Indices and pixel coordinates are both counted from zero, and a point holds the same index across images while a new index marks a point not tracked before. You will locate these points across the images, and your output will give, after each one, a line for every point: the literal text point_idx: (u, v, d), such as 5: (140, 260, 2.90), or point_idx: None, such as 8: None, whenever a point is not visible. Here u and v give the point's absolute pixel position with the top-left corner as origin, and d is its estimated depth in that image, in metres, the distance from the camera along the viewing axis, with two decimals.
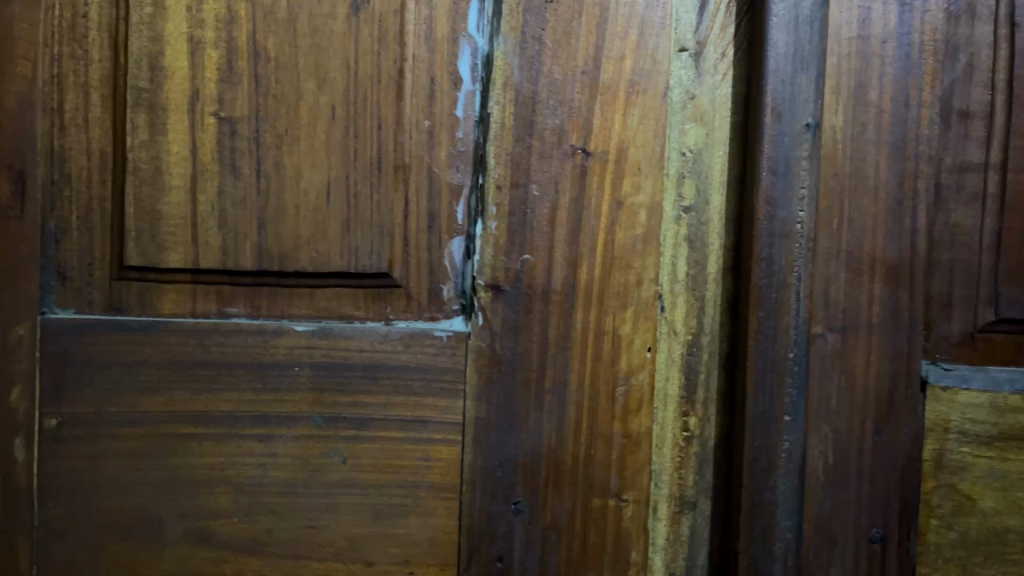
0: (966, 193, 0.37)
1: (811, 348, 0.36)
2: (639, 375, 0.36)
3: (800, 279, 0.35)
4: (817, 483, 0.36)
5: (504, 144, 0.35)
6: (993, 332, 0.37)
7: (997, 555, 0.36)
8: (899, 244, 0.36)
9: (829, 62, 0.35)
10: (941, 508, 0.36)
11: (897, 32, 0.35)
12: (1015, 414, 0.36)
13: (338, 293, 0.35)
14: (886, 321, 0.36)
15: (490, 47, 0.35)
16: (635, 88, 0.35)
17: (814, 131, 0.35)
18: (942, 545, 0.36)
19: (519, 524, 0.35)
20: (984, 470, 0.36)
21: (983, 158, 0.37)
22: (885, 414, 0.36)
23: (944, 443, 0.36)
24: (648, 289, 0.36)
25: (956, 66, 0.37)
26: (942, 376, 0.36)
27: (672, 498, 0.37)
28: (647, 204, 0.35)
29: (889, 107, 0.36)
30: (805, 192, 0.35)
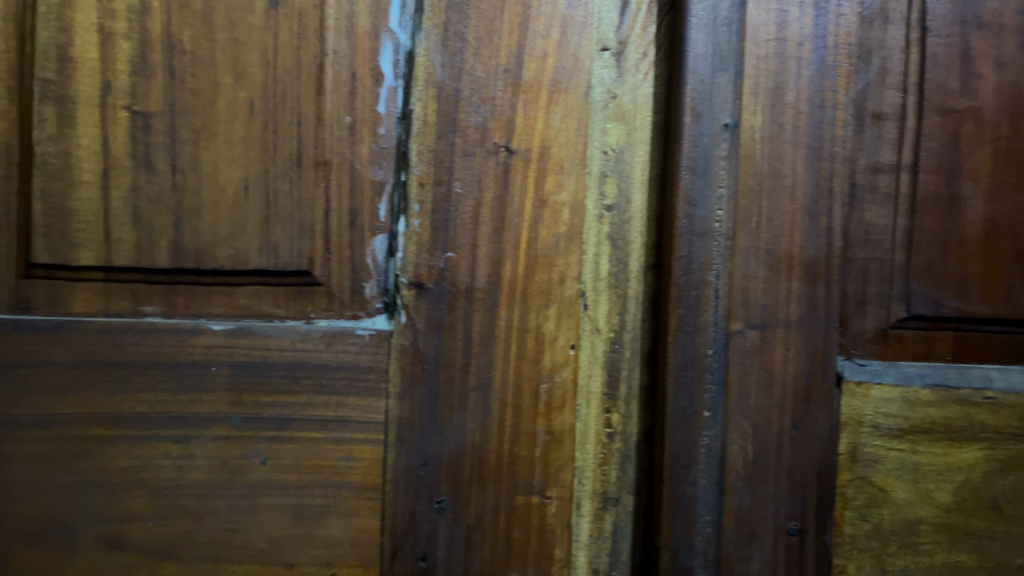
0: (879, 192, 0.38)
1: (730, 344, 0.36)
2: (562, 373, 0.36)
3: (719, 276, 0.36)
4: (737, 477, 0.36)
5: (427, 141, 0.35)
6: (904, 328, 0.38)
7: (908, 544, 0.37)
8: (816, 242, 0.37)
9: (747, 63, 0.36)
10: (856, 500, 0.37)
11: (813, 35, 0.36)
12: (925, 408, 0.37)
13: (257, 291, 0.35)
14: (803, 317, 0.37)
15: (412, 44, 0.35)
16: (557, 87, 0.35)
17: (732, 131, 0.36)
18: (857, 535, 0.37)
19: (443, 523, 0.35)
20: (897, 462, 0.37)
21: (895, 159, 0.38)
22: (802, 409, 0.37)
23: (858, 436, 0.37)
24: (571, 287, 0.36)
25: (869, 69, 0.38)
26: (855, 371, 0.37)
27: (596, 494, 0.37)
28: (569, 202, 0.36)
29: (806, 108, 0.36)
30: (724, 191, 0.36)
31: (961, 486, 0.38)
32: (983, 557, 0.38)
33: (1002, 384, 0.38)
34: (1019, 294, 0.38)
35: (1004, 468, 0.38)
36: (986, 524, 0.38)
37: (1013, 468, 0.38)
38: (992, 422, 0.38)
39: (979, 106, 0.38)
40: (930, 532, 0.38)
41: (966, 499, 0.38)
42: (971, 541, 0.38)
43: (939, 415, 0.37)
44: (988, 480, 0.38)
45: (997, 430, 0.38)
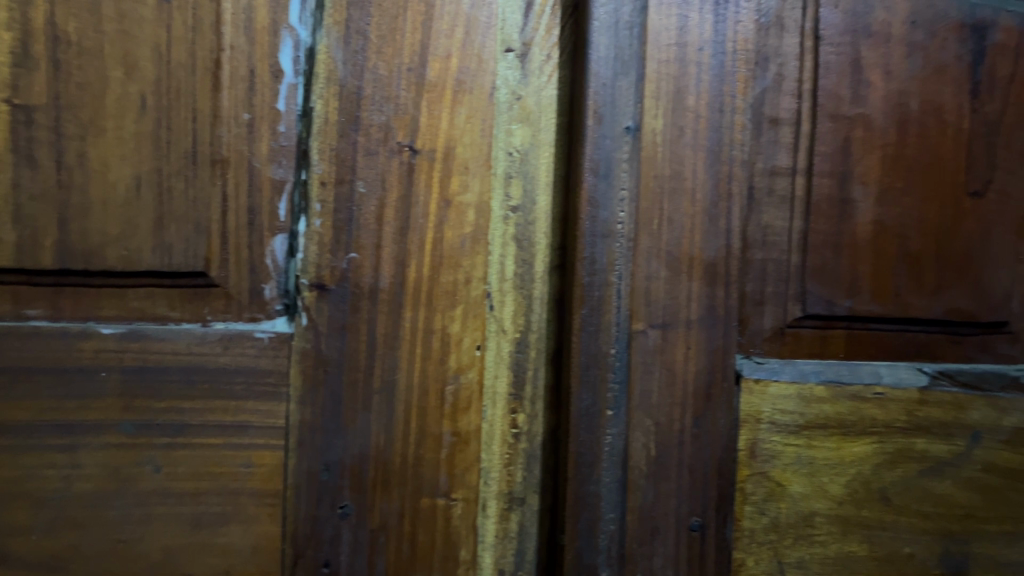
0: (776, 195, 0.39)
1: (632, 344, 0.37)
2: (467, 374, 0.36)
3: (621, 277, 0.37)
4: (640, 475, 0.37)
5: (328, 139, 0.34)
6: (800, 327, 0.39)
7: (804, 537, 0.39)
8: (715, 244, 0.38)
9: (648, 67, 0.36)
10: (755, 495, 0.38)
11: (712, 41, 0.37)
12: (819, 404, 0.39)
13: (150, 293, 0.34)
14: (702, 317, 0.38)
15: (313, 41, 0.34)
16: (461, 87, 0.35)
17: (634, 134, 0.37)
18: (755, 529, 0.38)
19: (347, 528, 0.34)
20: (793, 457, 0.39)
21: (791, 163, 0.39)
22: (702, 406, 0.38)
23: (757, 432, 0.38)
24: (476, 288, 0.36)
25: (766, 75, 0.39)
26: (754, 369, 0.39)
27: (501, 495, 0.37)
28: (474, 202, 0.36)
29: (705, 113, 0.37)
30: (626, 194, 0.37)
31: (854, 479, 0.39)
32: (874, 547, 0.40)
33: (890, 380, 0.40)
34: (905, 293, 0.40)
35: (892, 461, 0.40)
36: (876, 515, 0.40)
37: (901, 460, 0.40)
38: (881, 417, 0.40)
39: (868, 112, 0.39)
40: (824, 524, 0.39)
41: (858, 491, 0.39)
42: (862, 531, 0.40)
43: (832, 411, 0.39)
44: (877, 472, 0.40)
45: (886, 424, 0.40)
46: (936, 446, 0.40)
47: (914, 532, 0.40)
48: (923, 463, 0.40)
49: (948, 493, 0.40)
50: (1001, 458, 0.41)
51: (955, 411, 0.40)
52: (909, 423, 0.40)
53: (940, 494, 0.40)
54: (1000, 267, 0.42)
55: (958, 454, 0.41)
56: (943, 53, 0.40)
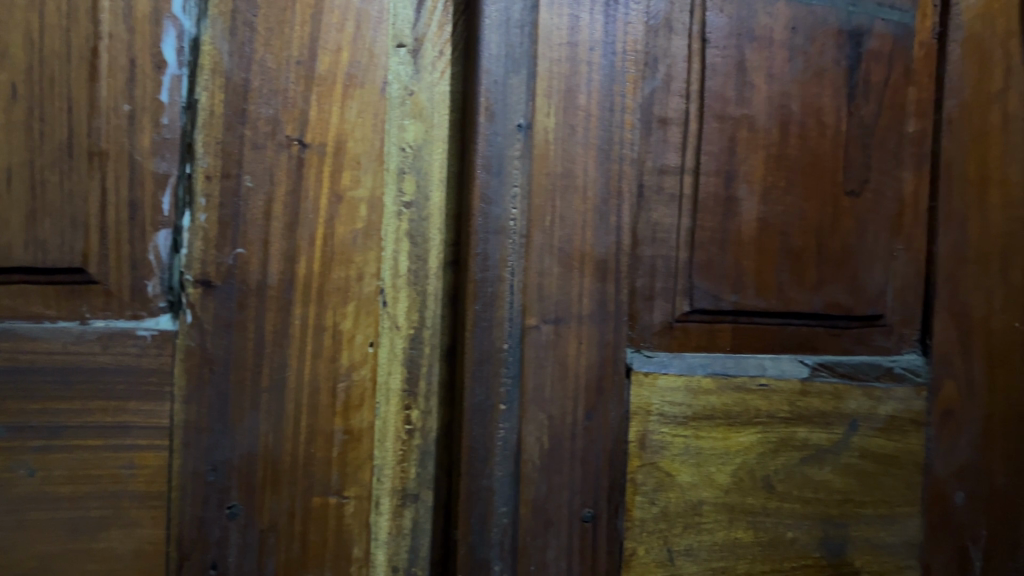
0: (665, 193, 0.40)
1: (525, 339, 0.37)
2: (360, 371, 0.36)
3: (514, 273, 0.37)
4: (533, 468, 0.37)
5: (214, 133, 0.33)
6: (688, 322, 0.41)
7: (692, 524, 0.40)
8: (606, 240, 0.39)
9: (540, 66, 0.37)
10: (645, 485, 0.39)
11: (603, 41, 0.38)
12: (706, 395, 0.40)
13: (23, 290, 0.32)
14: (594, 312, 0.38)
15: (197, 30, 0.33)
16: (352, 81, 0.35)
17: (526, 132, 0.37)
18: (646, 519, 0.39)
19: (235, 529, 0.34)
20: (682, 447, 0.40)
21: (679, 162, 0.40)
22: (594, 399, 0.38)
23: (647, 424, 0.39)
24: (369, 284, 0.36)
25: (655, 76, 0.40)
26: (643, 362, 0.40)
27: (395, 491, 0.37)
28: (366, 198, 0.35)
29: (596, 112, 0.38)
30: (518, 190, 0.37)
31: (739, 468, 0.41)
32: (758, 532, 0.41)
33: (773, 372, 0.42)
34: (788, 288, 0.42)
35: (775, 450, 0.42)
36: (760, 501, 0.41)
37: (783, 449, 0.42)
38: (765, 407, 0.41)
39: (753, 114, 0.41)
40: (711, 512, 0.41)
41: (743, 479, 0.41)
42: (747, 518, 0.41)
43: (718, 402, 0.40)
44: (761, 461, 0.41)
45: (770, 414, 0.41)
46: (816, 435, 0.42)
47: (796, 517, 0.42)
48: (804, 451, 0.42)
49: (828, 480, 0.43)
50: (877, 445, 0.44)
51: (834, 400, 0.42)
52: (791, 413, 0.42)
53: (821, 480, 0.42)
54: (875, 263, 0.44)
55: (837, 442, 0.43)
56: (822, 57, 0.42)
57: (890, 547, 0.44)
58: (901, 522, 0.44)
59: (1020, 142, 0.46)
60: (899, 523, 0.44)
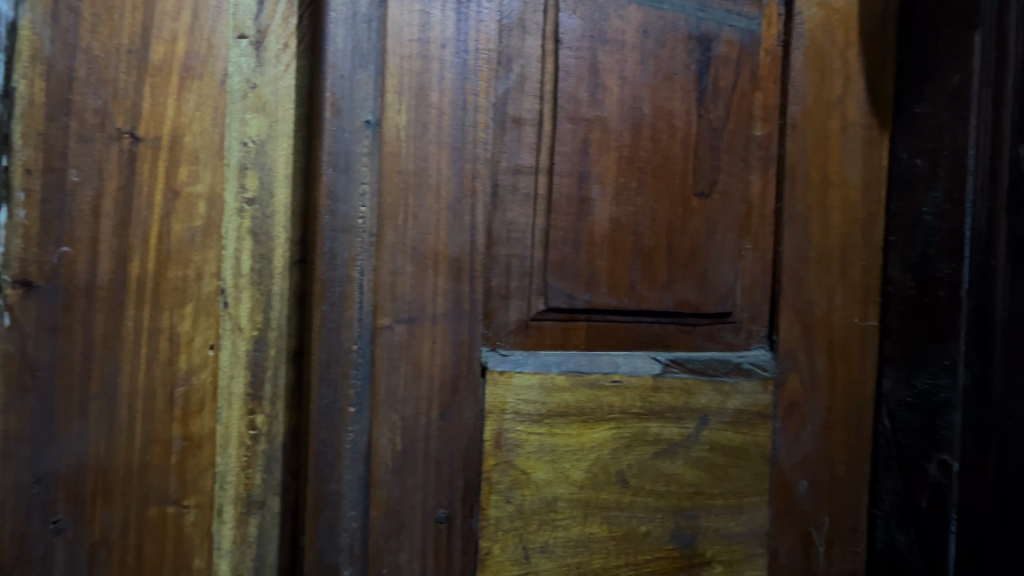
0: (520, 193, 0.40)
1: (376, 339, 0.37)
2: (199, 374, 0.34)
3: (363, 272, 0.36)
4: (385, 470, 0.37)
5: (34, 123, 0.31)
6: (544, 320, 0.41)
7: (548, 521, 0.40)
8: (459, 239, 0.38)
9: (390, 62, 0.36)
10: (500, 483, 0.39)
11: (455, 39, 0.38)
12: (560, 393, 0.41)
13: None
14: (448, 311, 0.38)
15: (14, 14, 0.31)
16: (189, 73, 0.34)
17: (374, 129, 0.36)
18: (501, 517, 0.39)
19: (62, 544, 0.31)
20: (537, 445, 0.40)
21: (534, 162, 0.41)
22: (448, 399, 0.38)
23: (502, 422, 0.39)
24: (209, 284, 0.35)
25: (509, 75, 0.40)
26: (498, 360, 0.40)
27: (239, 498, 0.36)
28: (205, 193, 0.34)
29: (449, 110, 0.38)
30: (367, 188, 0.36)
31: (593, 464, 0.42)
32: (612, 527, 0.42)
33: (626, 368, 0.43)
34: (640, 287, 0.43)
35: (629, 445, 0.42)
36: (614, 496, 0.42)
37: (636, 444, 0.43)
38: (618, 403, 0.42)
39: (605, 116, 0.42)
40: (567, 508, 0.41)
41: (597, 475, 0.42)
42: (602, 513, 0.42)
43: (572, 399, 0.41)
44: (615, 456, 0.42)
45: (623, 410, 0.42)
46: (668, 429, 0.43)
47: (649, 511, 0.43)
48: (657, 446, 0.43)
49: (679, 473, 0.44)
50: (726, 438, 0.45)
51: (684, 395, 0.44)
52: (644, 409, 0.43)
53: (673, 474, 0.44)
54: (723, 262, 0.46)
55: (689, 436, 0.44)
56: (671, 62, 0.43)
57: (739, 536, 0.46)
58: (749, 512, 0.46)
59: (858, 148, 0.48)
60: (747, 513, 0.46)
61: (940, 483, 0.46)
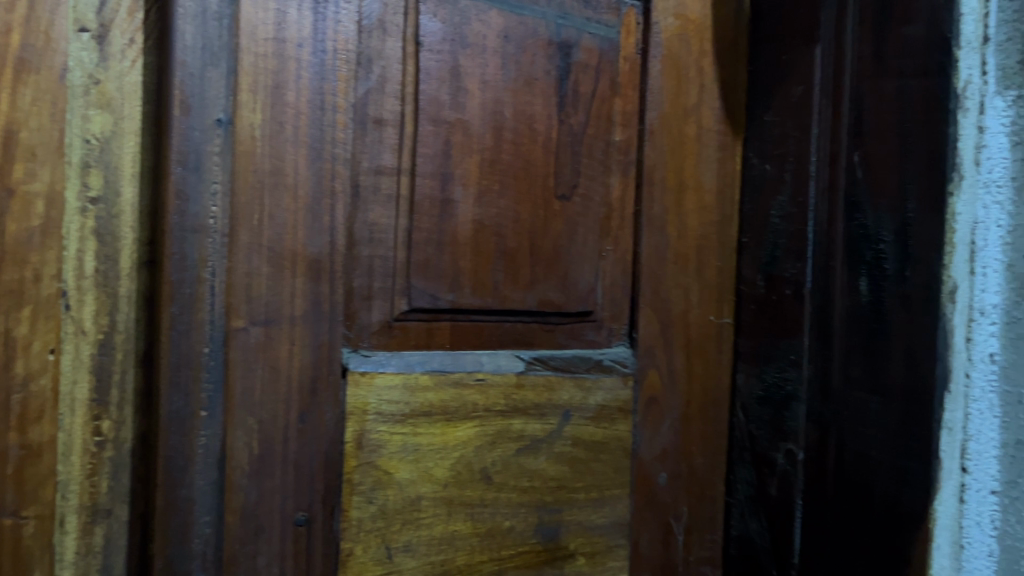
0: (382, 194, 0.40)
1: (231, 342, 0.36)
2: (39, 380, 0.33)
3: (215, 273, 0.36)
4: (241, 475, 0.36)
5: None
6: (407, 320, 0.42)
7: (410, 520, 0.41)
8: (318, 240, 0.38)
9: (244, 60, 0.36)
10: (362, 485, 0.39)
11: (312, 38, 0.38)
12: (423, 392, 0.41)
13: None
14: (307, 312, 0.38)
15: None
16: (25, 66, 0.32)
17: (226, 127, 0.36)
18: (363, 518, 0.39)
19: None
20: (399, 445, 0.40)
21: (396, 163, 0.41)
22: (308, 401, 0.38)
23: (364, 423, 0.39)
24: (49, 286, 0.33)
25: (369, 76, 0.40)
26: (359, 362, 0.40)
27: (83, 508, 0.35)
28: (44, 192, 0.33)
29: (306, 109, 0.38)
30: (219, 187, 0.36)
31: (457, 462, 0.42)
32: (476, 523, 0.43)
33: (490, 367, 0.43)
34: (503, 287, 0.44)
35: (493, 442, 0.43)
36: (478, 493, 0.43)
37: (500, 441, 0.43)
38: (482, 401, 0.43)
39: (467, 118, 0.42)
40: (430, 507, 0.41)
41: (461, 473, 0.42)
42: (465, 510, 0.42)
43: (436, 398, 0.41)
44: (479, 453, 0.43)
45: (486, 408, 0.43)
46: (531, 426, 0.44)
47: (513, 506, 0.44)
48: (520, 442, 0.44)
49: (543, 468, 0.45)
50: (588, 433, 0.46)
51: (547, 392, 0.45)
52: (507, 406, 0.44)
53: (536, 469, 0.45)
54: (584, 263, 0.47)
55: (551, 432, 0.45)
56: (532, 67, 0.44)
57: (601, 528, 0.47)
58: (611, 504, 0.47)
59: (712, 153, 0.51)
60: (609, 505, 0.47)
61: (786, 471, 0.49)
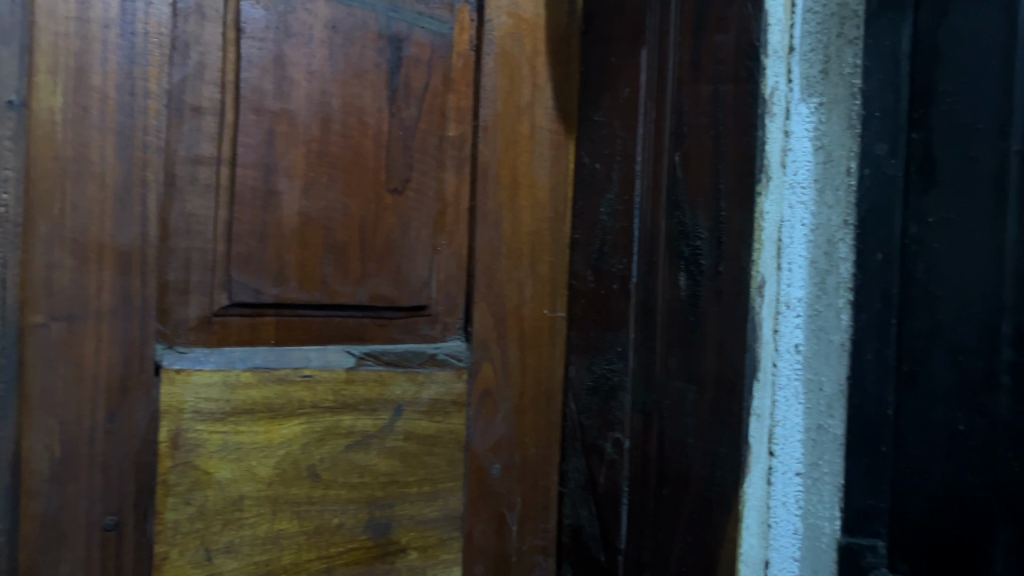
0: (199, 184, 0.39)
1: (28, 338, 0.34)
2: None
3: (6, 265, 0.33)
4: (40, 479, 0.34)
5: None
6: (228, 315, 0.40)
7: (232, 521, 0.40)
8: (129, 231, 0.37)
9: (42, 39, 0.34)
10: (179, 485, 0.38)
11: (120, 20, 0.36)
12: (245, 389, 0.40)
13: None
14: (116, 307, 0.36)
15: None
16: None
17: (20, 110, 0.34)
18: (180, 520, 0.38)
19: None
20: (219, 444, 0.39)
21: (215, 153, 0.39)
22: (117, 400, 0.36)
23: (180, 422, 0.38)
24: None
25: (186, 62, 0.38)
26: (174, 359, 0.38)
27: None
28: None
29: (114, 94, 0.36)
30: (10, 173, 0.33)
31: (282, 460, 0.41)
32: (303, 522, 0.42)
33: (317, 362, 0.43)
34: (331, 281, 0.43)
35: (320, 438, 0.42)
36: (305, 491, 0.42)
37: (328, 437, 0.43)
38: (308, 398, 0.42)
39: (292, 108, 0.42)
40: (253, 506, 0.40)
41: (286, 471, 0.41)
42: (292, 508, 0.42)
43: (259, 395, 0.40)
44: (306, 451, 0.42)
45: (314, 404, 0.42)
46: (362, 421, 0.44)
47: (342, 503, 0.43)
48: (350, 438, 0.44)
49: (373, 464, 0.44)
50: (420, 427, 0.46)
51: (378, 387, 0.44)
52: (336, 402, 0.43)
53: (366, 465, 0.44)
54: (417, 258, 0.47)
55: (383, 427, 0.45)
56: (361, 60, 0.44)
57: (434, 521, 0.47)
58: (444, 497, 0.48)
59: (545, 151, 0.52)
60: (442, 498, 0.48)
61: (613, 459, 0.50)
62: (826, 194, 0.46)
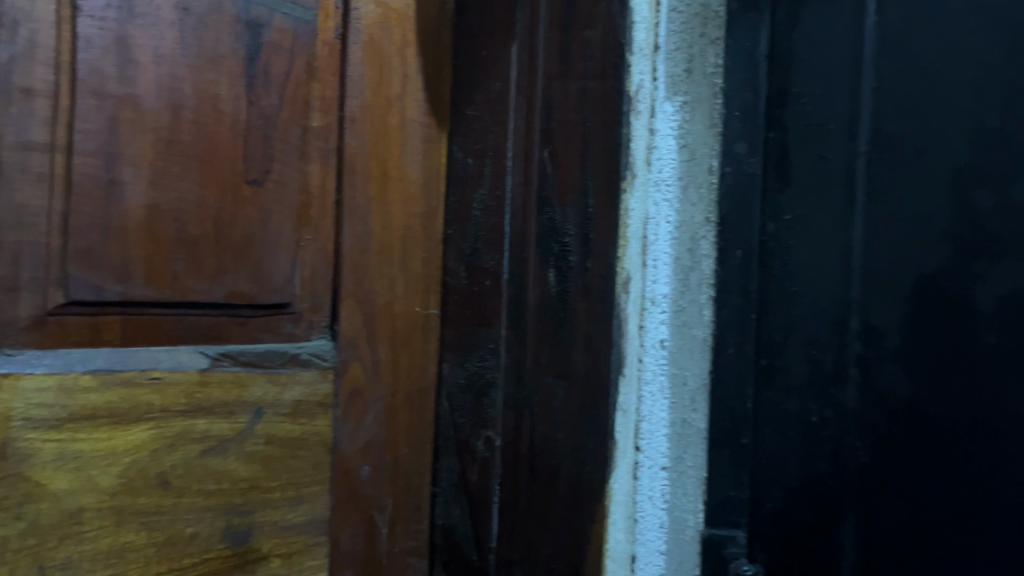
0: (30, 173, 0.36)
1: None
2: None
3: None
4: None
5: None
6: (65, 314, 0.37)
7: (71, 535, 0.36)
8: None
9: None
10: (8, 499, 0.34)
11: None
12: (85, 394, 0.37)
13: None
14: None
15: None
16: None
17: None
18: (9, 537, 0.34)
19: None
20: (55, 453, 0.36)
21: (49, 139, 0.36)
22: None
23: (8, 431, 0.34)
24: None
25: (13, 40, 0.35)
26: (2, 363, 0.35)
27: None
28: None
29: None
30: None
31: (129, 468, 0.38)
32: (152, 533, 0.39)
33: (168, 364, 0.40)
34: (183, 278, 0.41)
35: (172, 444, 0.40)
36: (154, 501, 0.39)
37: (180, 443, 0.40)
38: (158, 402, 0.39)
39: (138, 93, 0.39)
40: (95, 519, 0.37)
41: (133, 480, 0.38)
42: (140, 519, 0.39)
43: (100, 400, 0.37)
44: (156, 458, 0.39)
45: (163, 408, 0.39)
46: (218, 425, 0.41)
47: (196, 512, 0.41)
48: (205, 444, 0.41)
49: (231, 469, 0.42)
50: (283, 429, 0.44)
51: (235, 389, 0.42)
52: (188, 406, 0.40)
53: (223, 471, 0.42)
54: (279, 253, 0.45)
55: (241, 430, 0.42)
56: (216, 44, 0.42)
57: (298, 527, 0.45)
58: (309, 501, 0.46)
59: (416, 144, 0.51)
60: (307, 502, 0.46)
61: (485, 457, 0.49)
62: (690, 193, 0.50)
